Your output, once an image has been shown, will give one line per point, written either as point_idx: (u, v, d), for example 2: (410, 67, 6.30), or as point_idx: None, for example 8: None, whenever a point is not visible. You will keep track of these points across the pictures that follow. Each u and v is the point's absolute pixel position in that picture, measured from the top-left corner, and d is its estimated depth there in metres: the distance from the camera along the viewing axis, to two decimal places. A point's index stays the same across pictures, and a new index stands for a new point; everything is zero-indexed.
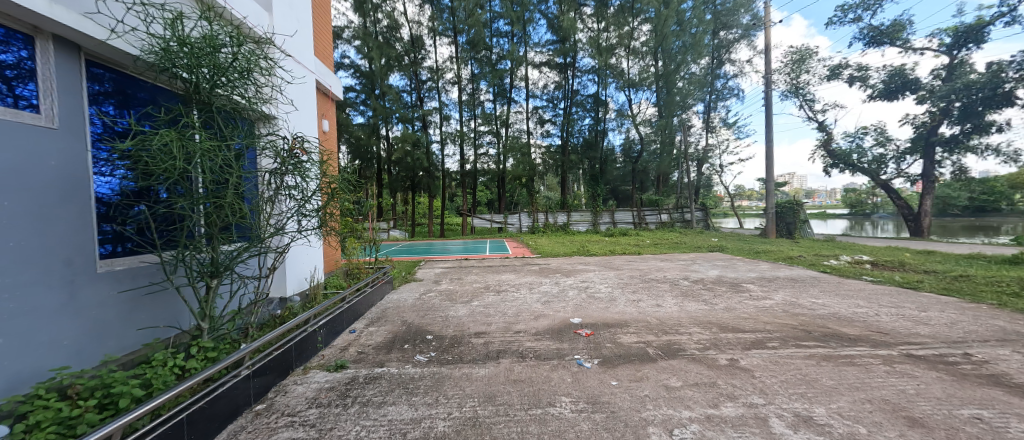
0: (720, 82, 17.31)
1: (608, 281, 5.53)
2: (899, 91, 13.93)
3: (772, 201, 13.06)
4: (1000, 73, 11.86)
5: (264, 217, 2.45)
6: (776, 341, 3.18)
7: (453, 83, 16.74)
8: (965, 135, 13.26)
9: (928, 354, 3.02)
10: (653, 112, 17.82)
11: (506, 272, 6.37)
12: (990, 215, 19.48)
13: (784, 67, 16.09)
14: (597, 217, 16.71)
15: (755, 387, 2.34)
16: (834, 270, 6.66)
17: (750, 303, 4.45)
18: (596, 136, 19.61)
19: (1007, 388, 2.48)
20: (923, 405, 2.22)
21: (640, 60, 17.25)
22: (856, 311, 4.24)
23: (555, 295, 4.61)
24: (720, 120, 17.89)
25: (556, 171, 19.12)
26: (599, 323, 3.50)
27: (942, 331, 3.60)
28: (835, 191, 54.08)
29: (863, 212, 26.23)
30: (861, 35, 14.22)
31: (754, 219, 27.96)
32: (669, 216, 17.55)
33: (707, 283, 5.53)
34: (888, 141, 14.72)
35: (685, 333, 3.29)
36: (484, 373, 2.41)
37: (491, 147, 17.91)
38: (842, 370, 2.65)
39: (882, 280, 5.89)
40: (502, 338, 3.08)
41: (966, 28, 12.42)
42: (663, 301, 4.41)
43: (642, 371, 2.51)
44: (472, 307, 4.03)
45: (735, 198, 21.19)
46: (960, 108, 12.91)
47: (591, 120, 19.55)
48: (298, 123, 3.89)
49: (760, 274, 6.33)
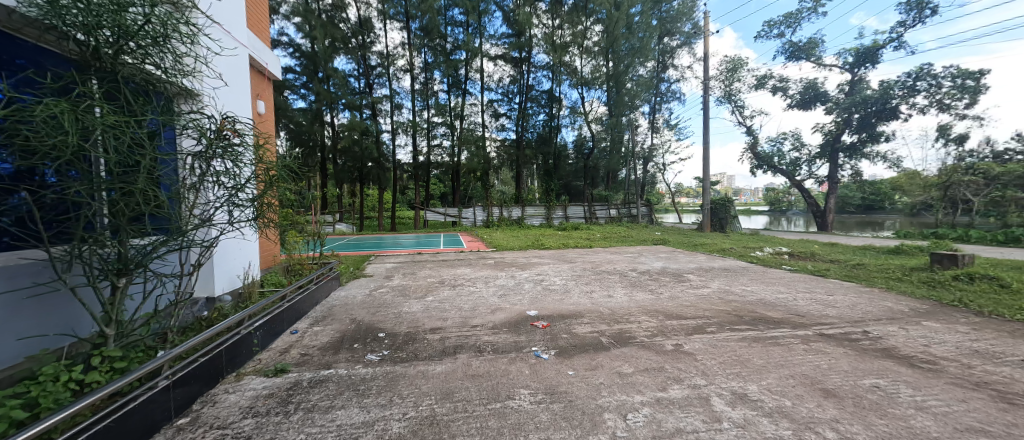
0: (664, 85, 18.30)
1: (563, 273, 5.65)
2: (812, 101, 15.70)
3: (708, 197, 14.12)
4: (889, 90, 13.83)
5: (187, 207, 2.15)
6: (714, 326, 3.43)
7: (405, 71, 16.12)
8: (862, 143, 15.29)
9: (837, 333, 3.43)
10: (604, 111, 18.50)
11: (461, 266, 6.27)
12: (877, 212, 22.78)
13: (720, 74, 17.47)
14: (550, 211, 17.10)
15: (699, 370, 2.50)
16: (760, 260, 7.39)
17: (690, 291, 4.78)
18: (550, 132, 19.73)
19: (897, 359, 2.89)
20: (835, 377, 2.52)
21: (593, 59, 17.65)
22: (779, 296, 4.73)
23: (511, 288, 4.61)
24: (664, 121, 19.06)
25: (511, 166, 19.19)
26: (555, 315, 3.55)
27: (845, 312, 4.14)
28: (757, 191, 60.06)
29: (781, 210, 29.39)
30: (783, 49, 15.78)
31: (692, 215, 30.24)
32: (617, 212, 18.38)
33: (653, 274, 5.85)
34: (803, 146, 16.59)
35: (635, 321, 3.45)
36: (441, 369, 2.33)
37: (445, 139, 17.60)
38: (769, 350, 2.93)
39: (798, 269, 6.63)
40: (459, 332, 3.02)
41: (865, 49, 14.29)
42: (614, 291, 4.61)
43: (597, 359, 2.58)
44: (427, 302, 3.90)
45: (675, 195, 22.70)
46: (858, 119, 14.89)
47: (546, 116, 19.68)
48: (226, 101, 3.47)
49: (698, 265, 6.84)
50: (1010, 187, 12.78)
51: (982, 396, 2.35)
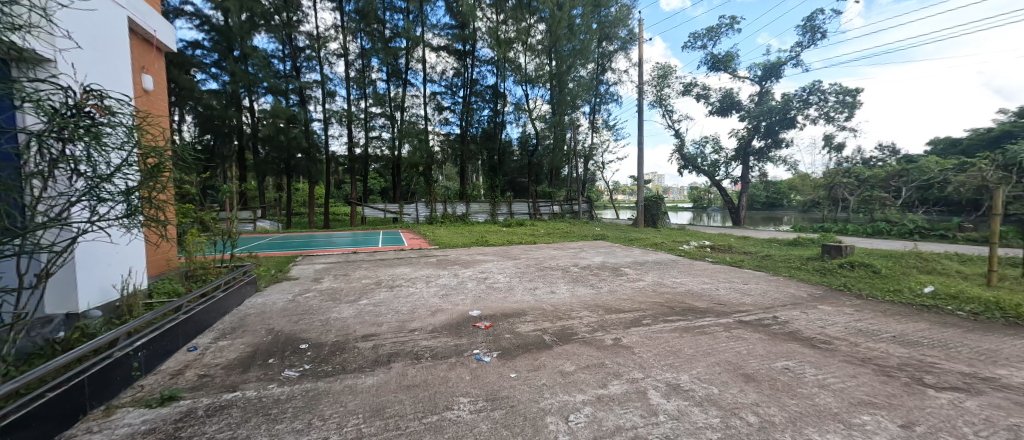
0: (603, 87, 19.05)
1: (507, 271, 5.59)
2: (729, 109, 17.41)
3: (642, 195, 15.01)
4: (790, 102, 15.79)
5: (25, 201, 1.70)
6: (649, 318, 3.59)
7: (339, 56, 15.01)
8: (768, 149, 17.31)
9: (752, 319, 3.78)
10: (547, 109, 18.86)
11: (400, 266, 5.95)
12: (779, 209, 26.05)
13: (652, 80, 18.67)
14: (495, 207, 17.03)
15: (637, 363, 2.57)
16: (687, 253, 8.01)
17: (627, 285, 5.00)
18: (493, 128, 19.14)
19: (801, 341, 3.25)
20: (753, 361, 2.75)
21: (536, 57, 17.85)
22: (704, 286, 5.13)
23: (454, 288, 4.44)
24: (603, 122, 19.93)
25: (455, 161, 18.82)
26: (498, 314, 3.46)
27: (758, 299, 4.60)
28: (683, 190, 65.63)
29: (703, 206, 32.37)
30: (706, 60, 17.27)
31: (628, 211, 32.12)
32: (560, 208, 18.87)
33: (593, 269, 6.03)
34: (721, 149, 18.37)
35: (577, 317, 3.49)
36: (372, 382, 2.13)
37: (384, 130, 16.76)
38: (698, 339, 3.12)
39: (719, 261, 7.28)
40: (394, 338, 2.81)
41: (771, 65, 16.15)
42: (557, 287, 4.65)
43: (540, 359, 2.54)
44: (360, 307, 3.60)
45: (613, 192, 23.90)
46: (765, 127, 16.80)
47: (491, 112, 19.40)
48: (82, 68, 2.85)
49: (634, 259, 7.21)
50: (876, 188, 15.33)
51: (865, 370, 2.71)
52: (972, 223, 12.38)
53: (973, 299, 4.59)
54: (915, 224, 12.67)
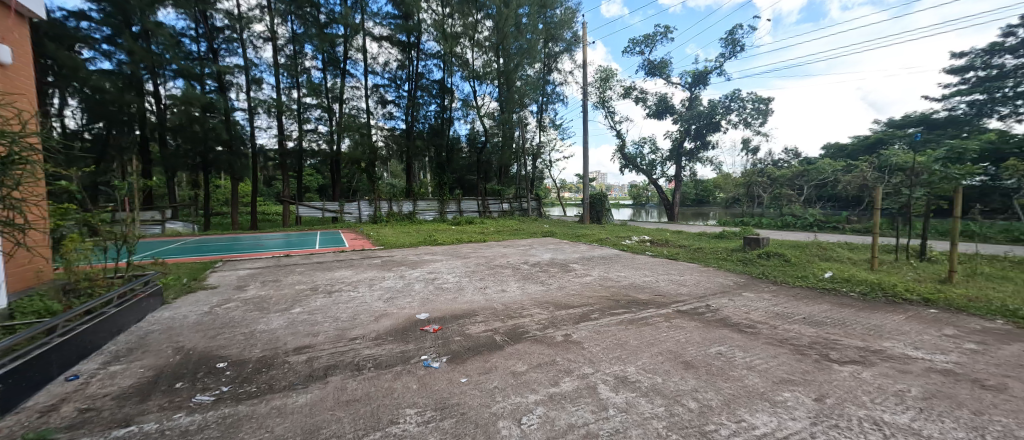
0: (550, 87, 19.38)
1: (456, 270, 5.45)
2: (663, 112, 18.66)
3: (588, 193, 15.58)
4: (715, 108, 17.29)
5: None
6: (597, 312, 3.68)
7: (265, 39, 13.69)
8: (697, 150, 18.84)
9: (689, 308, 4.04)
10: (495, 106, 18.84)
11: (340, 268, 5.54)
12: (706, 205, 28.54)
13: (595, 82, 19.41)
14: (443, 206, 16.65)
15: (586, 358, 2.61)
16: (629, 248, 8.42)
17: (575, 280, 5.11)
18: (442, 124, 18.86)
19: (731, 327, 3.53)
20: (692, 349, 2.92)
21: (484, 54, 17.74)
22: (646, 279, 5.40)
23: (399, 290, 4.21)
24: (550, 121, 20.34)
25: (400, 157, 18.09)
26: (447, 315, 3.34)
27: (693, 289, 4.95)
28: (624, 188, 69.49)
29: (642, 203, 34.48)
30: (643, 65, 18.32)
31: (574, 208, 33.24)
32: (510, 206, 18.93)
33: (543, 265, 6.10)
34: (657, 149, 19.65)
35: (528, 314, 3.48)
36: (304, 400, 1.92)
37: (321, 124, 15.68)
38: (642, 330, 3.25)
39: (658, 254, 7.75)
40: (333, 349, 2.58)
41: (699, 73, 17.57)
42: (508, 285, 4.61)
43: (491, 361, 2.47)
44: (293, 316, 3.26)
45: (559, 190, 24.55)
46: (694, 130, 18.26)
47: (438, 107, 18.85)
48: None
49: (581, 255, 7.43)
50: (784, 186, 17.35)
51: (784, 350, 3.01)
52: (857, 216, 14.50)
53: (860, 281, 5.35)
54: (814, 218, 14.55)
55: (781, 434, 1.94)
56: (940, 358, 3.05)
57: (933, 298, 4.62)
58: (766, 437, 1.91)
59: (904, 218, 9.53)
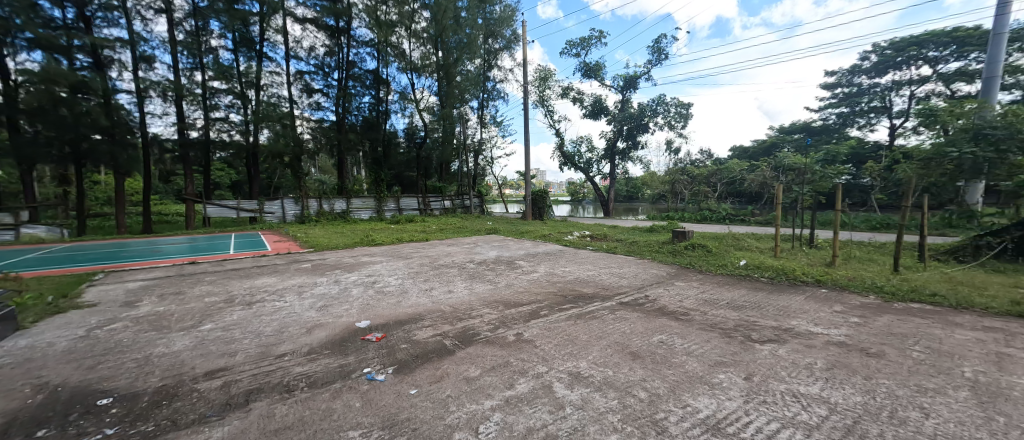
0: (490, 84, 19.23)
1: (398, 272, 5.14)
2: (599, 113, 19.57)
3: (529, 190, 15.84)
4: (644, 111, 18.55)
5: None
6: (546, 309, 3.69)
7: (158, 11, 11.76)
8: (629, 149, 20.08)
9: (631, 300, 4.24)
10: (434, 100, 18.29)
11: (262, 275, 4.92)
12: (636, 201, 30.66)
13: (535, 81, 19.73)
14: (381, 203, 15.81)
15: (540, 357, 2.58)
16: (571, 243, 8.68)
17: (523, 277, 5.11)
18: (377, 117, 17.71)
19: (669, 315, 3.76)
20: (637, 339, 3.04)
21: (421, 45, 17.11)
22: (589, 273, 5.58)
23: (335, 297, 3.84)
24: (491, 118, 20.28)
25: (330, 151, 16.76)
26: (391, 322, 3.11)
27: (632, 281, 5.22)
28: (562, 185, 72.04)
29: (579, 200, 36.02)
30: (580, 67, 19.02)
31: (516, 205, 33.69)
32: (451, 203, 18.55)
33: (489, 263, 6.00)
34: (593, 148, 20.59)
35: (477, 315, 3.37)
36: (220, 435, 1.62)
37: (233, 112, 13.97)
38: (590, 324, 3.32)
39: (598, 249, 8.09)
40: (255, 370, 2.24)
41: (630, 77, 18.70)
42: (454, 285, 4.45)
43: (442, 368, 2.32)
44: (203, 334, 2.79)
45: (501, 187, 24.64)
46: (626, 130, 19.43)
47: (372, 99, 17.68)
48: None
49: (526, 251, 7.48)
50: (703, 184, 19.20)
51: (715, 335, 3.27)
52: (760, 210, 16.59)
53: (769, 267, 6.06)
54: (727, 212, 16.33)
55: (721, 414, 2.07)
56: (835, 332, 3.54)
57: (824, 279, 5.39)
58: (709, 418, 2.03)
59: (797, 211, 11.06)
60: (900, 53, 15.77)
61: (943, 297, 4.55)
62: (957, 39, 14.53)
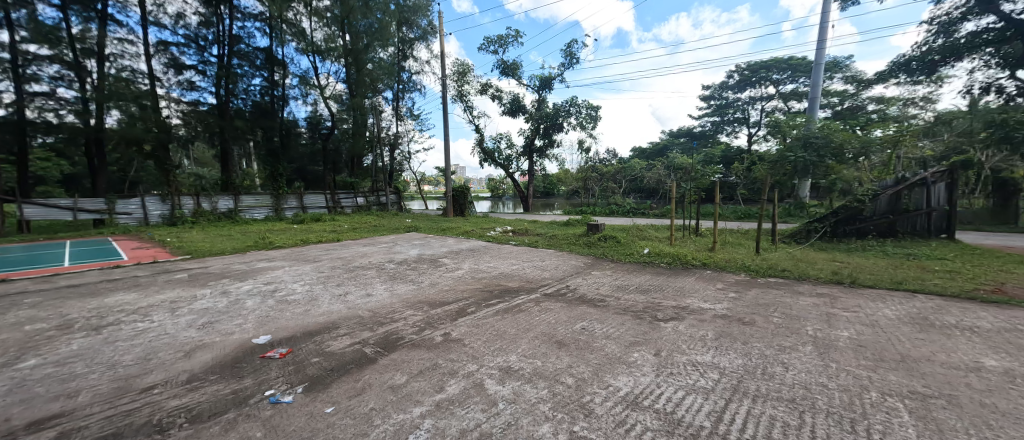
0: (406, 75, 18.30)
1: (305, 277, 4.58)
2: (517, 111, 19.99)
3: (449, 186, 15.54)
4: (559, 111, 19.52)
5: None
6: (473, 306, 3.63)
7: None
8: (546, 147, 20.93)
9: (553, 291, 4.41)
10: (342, 88, 16.79)
11: (118, 291, 3.96)
12: (553, 197, 32.24)
13: (453, 75, 19.35)
14: (279, 201, 14.12)
15: (469, 355, 2.51)
16: (494, 239, 8.74)
17: (447, 275, 4.96)
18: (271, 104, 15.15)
19: (588, 303, 3.99)
20: (561, 328, 3.16)
21: (324, 27, 15.55)
22: (513, 268, 5.67)
23: (223, 310, 3.26)
24: (407, 110, 19.34)
25: (209, 140, 14.16)
26: (298, 334, 2.74)
27: (553, 273, 5.44)
28: (482, 181, 72.51)
29: (500, 196, 36.54)
30: (497, 64, 19.20)
31: (436, 201, 32.89)
32: (365, 200, 17.21)
33: (411, 263, 5.71)
34: (512, 145, 21.01)
35: (400, 318, 3.16)
36: None
37: (63, 86, 11.03)
38: (517, 318, 3.35)
39: (520, 243, 8.28)
40: (109, 412, 1.77)
41: (545, 78, 19.47)
42: (372, 288, 4.12)
43: (362, 379, 2.11)
44: (23, 375, 2.12)
45: (420, 183, 23.76)
46: (543, 129, 20.22)
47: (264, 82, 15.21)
48: None
49: (449, 249, 7.30)
50: (610, 180, 20.98)
51: (629, 318, 3.57)
52: (657, 204, 18.74)
53: (667, 253, 6.84)
54: (631, 205, 18.14)
55: (639, 389, 2.25)
56: (720, 307, 4.14)
57: (709, 262, 6.29)
58: (629, 395, 2.18)
59: (686, 204, 12.75)
60: (755, 74, 19.20)
61: (789, 271, 5.67)
62: (792, 66, 18.31)
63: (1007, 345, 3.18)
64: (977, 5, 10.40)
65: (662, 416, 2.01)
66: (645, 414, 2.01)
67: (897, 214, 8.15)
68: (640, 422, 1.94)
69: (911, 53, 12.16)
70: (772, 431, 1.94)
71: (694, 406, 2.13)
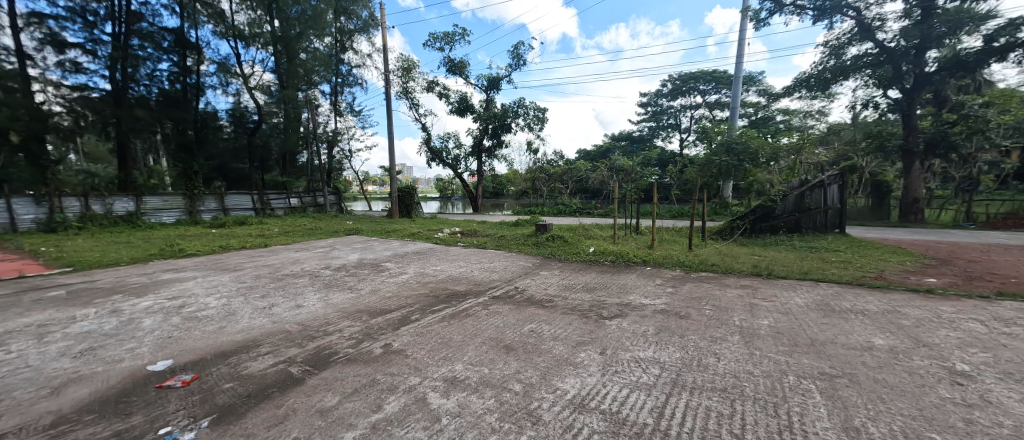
0: (345, 67, 17.21)
1: (222, 289, 4.05)
2: (465, 111, 19.72)
3: (395, 186, 14.85)
4: (507, 112, 19.57)
5: None
6: (417, 313, 3.44)
7: None
8: (495, 147, 20.88)
9: (502, 293, 4.33)
10: (271, 79, 15.42)
11: None
12: (502, 198, 32.35)
13: (397, 71, 18.59)
14: (194, 202, 12.66)
15: (412, 367, 2.35)
16: (441, 240, 8.49)
17: (390, 280, 4.68)
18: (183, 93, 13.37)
19: (537, 304, 3.97)
20: (509, 332, 3.10)
21: (247, 9, 14.24)
22: (461, 270, 5.51)
23: (112, 334, 2.74)
24: (347, 106, 18.25)
25: (98, 133, 11.88)
26: (209, 356, 2.39)
27: (501, 274, 5.38)
28: (430, 181, 70.94)
29: (448, 197, 35.94)
30: (444, 62, 18.79)
31: (380, 202, 31.56)
32: (300, 201, 16.41)
33: (349, 268, 5.31)
34: (460, 145, 20.70)
35: (334, 331, 2.89)
36: None
37: None
38: (464, 324, 3.22)
39: (469, 244, 8.13)
40: None
41: (493, 78, 19.43)
42: (304, 298, 3.75)
43: (285, 405, 1.88)
44: None
45: (363, 183, 22.56)
46: (492, 129, 20.16)
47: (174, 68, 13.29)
48: None
49: (393, 252, 6.94)
50: (557, 181, 21.50)
51: (575, 317, 3.60)
52: (602, 204, 19.54)
53: (611, 252, 7.09)
54: (577, 205, 18.73)
55: (585, 391, 2.25)
56: (660, 302, 4.34)
57: (648, 259, 6.61)
58: (576, 397, 2.17)
59: (627, 205, 13.42)
60: (685, 84, 20.78)
61: (718, 266, 6.15)
62: (716, 79, 20.14)
63: (890, 325, 3.69)
64: (858, 32, 12.18)
65: (609, 416, 2.03)
66: (592, 416, 2.01)
67: (802, 212, 9.21)
68: (587, 425, 1.92)
69: (810, 71, 13.90)
70: (708, 422, 2.03)
71: (638, 403, 2.18)
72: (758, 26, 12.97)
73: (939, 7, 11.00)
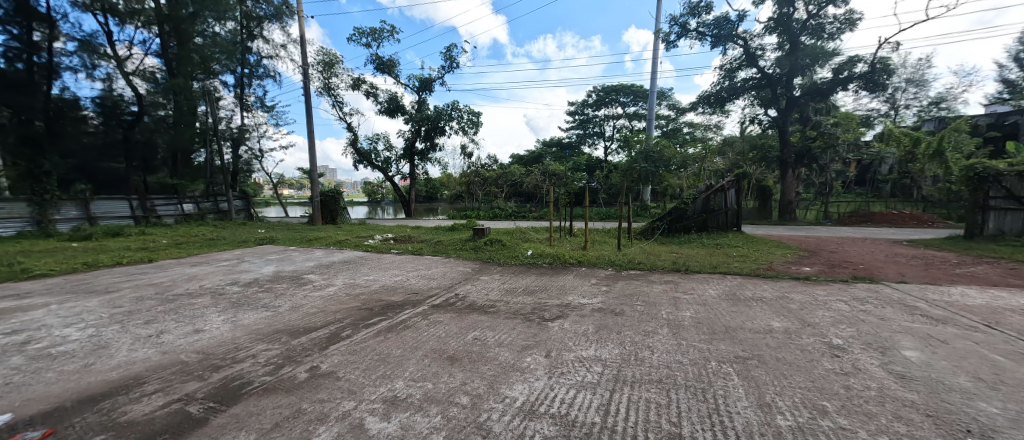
0: (252, 57, 15.39)
1: (90, 316, 3.28)
2: (395, 111, 18.83)
3: (316, 190, 13.60)
4: (440, 114, 19.07)
5: None
6: (348, 328, 3.13)
7: None
8: (428, 150, 20.24)
9: (442, 302, 4.15)
10: (157, 66, 13.20)
11: None
12: (435, 201, 31.52)
13: (317, 65, 17.15)
14: (47, 210, 10.33)
15: (344, 390, 2.11)
16: (373, 248, 7.97)
17: (314, 294, 4.21)
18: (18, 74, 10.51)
19: (480, 311, 3.87)
20: (453, 342, 2.96)
21: None
22: (396, 279, 5.19)
23: None
24: (256, 100, 16.33)
25: None
26: (69, 404, 1.88)
27: (440, 281, 5.17)
28: (356, 185, 66.81)
29: (377, 200, 34.02)
30: (371, 59, 17.77)
31: (298, 207, 28.90)
32: (195, 207, 14.77)
33: (263, 283, 4.69)
34: (390, 147, 19.69)
35: (247, 356, 2.51)
36: None
37: None
38: (402, 337, 3.00)
39: (402, 251, 7.73)
40: None
41: (425, 79, 18.83)
42: (206, 321, 3.20)
43: None
44: None
45: (278, 186, 20.34)
46: (424, 131, 19.53)
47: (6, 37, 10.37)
48: None
49: (316, 262, 6.32)
50: (492, 185, 21.57)
51: (519, 321, 3.58)
52: (536, 207, 20.07)
53: (548, 254, 7.27)
54: (512, 209, 19.03)
55: (534, 396, 2.22)
56: (596, 301, 4.53)
57: (583, 260, 6.90)
58: (525, 404, 2.13)
59: (560, 207, 13.96)
60: (608, 95, 22.34)
61: (644, 263, 6.64)
62: (634, 92, 22.01)
63: (783, 309, 4.28)
64: (745, 59, 14.21)
65: (558, 420, 2.01)
66: (543, 421, 1.98)
67: (708, 213, 10.39)
68: (537, 431, 1.89)
69: (710, 89, 15.80)
70: (649, 414, 2.13)
71: (585, 403, 2.21)
72: (668, 47, 14.47)
73: (802, 43, 13.29)
